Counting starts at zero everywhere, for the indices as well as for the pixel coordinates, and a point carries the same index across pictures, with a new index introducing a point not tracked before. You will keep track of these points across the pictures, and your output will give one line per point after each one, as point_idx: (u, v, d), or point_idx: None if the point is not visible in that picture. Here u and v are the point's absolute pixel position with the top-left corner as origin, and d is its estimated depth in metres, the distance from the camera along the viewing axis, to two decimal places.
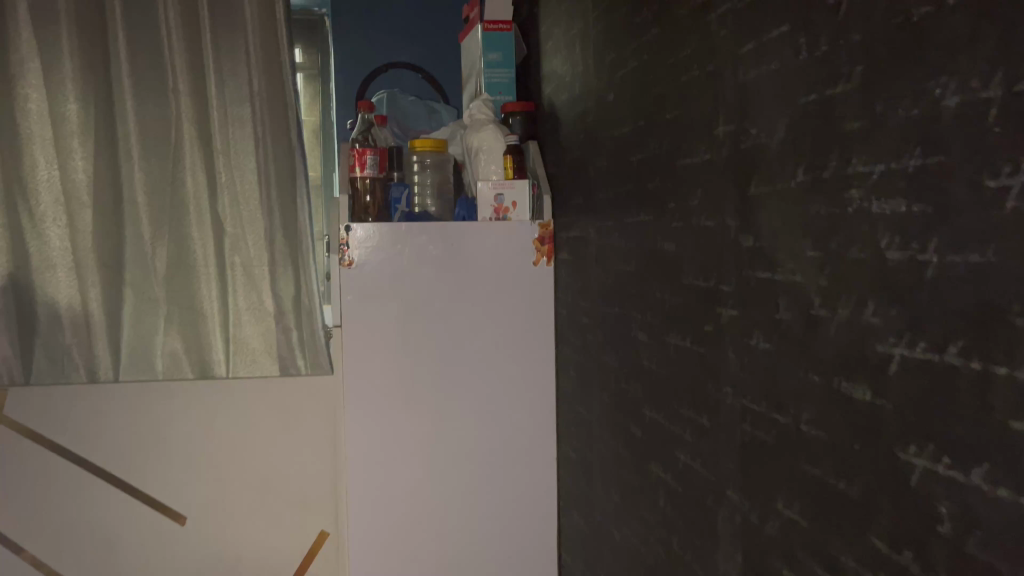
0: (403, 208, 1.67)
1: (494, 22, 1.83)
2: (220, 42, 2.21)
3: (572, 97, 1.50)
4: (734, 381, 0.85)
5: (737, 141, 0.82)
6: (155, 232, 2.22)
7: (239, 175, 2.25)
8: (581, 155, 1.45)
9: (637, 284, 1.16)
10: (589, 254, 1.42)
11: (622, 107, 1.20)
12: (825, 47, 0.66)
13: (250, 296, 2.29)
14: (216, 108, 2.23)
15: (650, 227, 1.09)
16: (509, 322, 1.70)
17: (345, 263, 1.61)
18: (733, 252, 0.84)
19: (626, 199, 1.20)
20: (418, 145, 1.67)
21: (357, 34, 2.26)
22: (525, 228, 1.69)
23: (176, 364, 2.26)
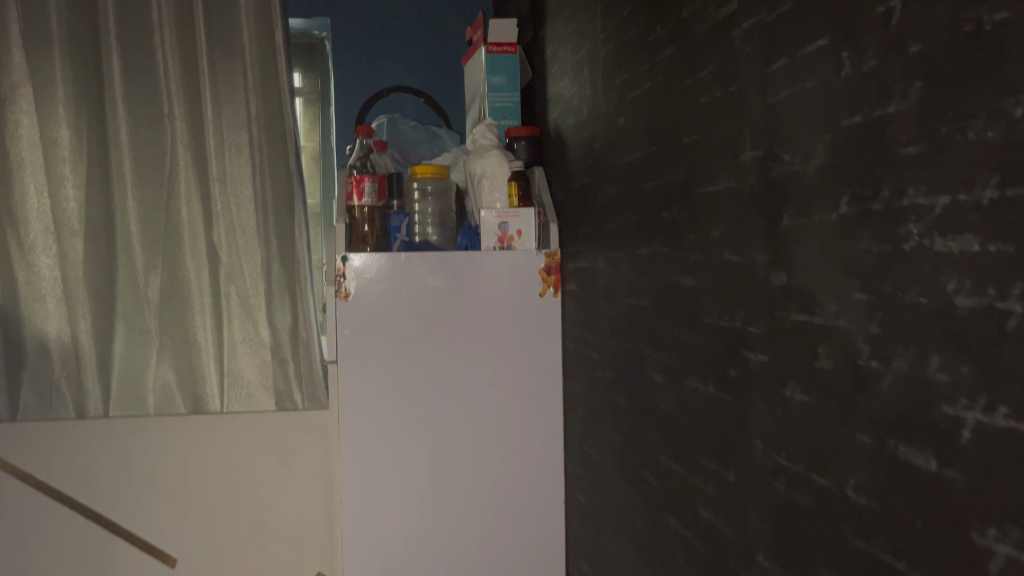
0: (403, 237, 1.58)
1: (498, 44, 1.76)
2: (217, 66, 2.15)
3: (580, 122, 1.43)
4: (765, 435, 0.76)
5: (766, 168, 0.74)
6: (149, 261, 2.14)
7: (235, 202, 2.18)
8: (590, 182, 1.37)
9: (651, 321, 1.07)
10: (599, 287, 1.33)
11: (634, 131, 1.12)
12: (873, 62, 0.58)
13: (245, 326, 2.22)
14: (211, 134, 2.15)
15: (666, 261, 1.01)
16: (514, 356, 1.61)
17: (341, 295, 1.53)
18: (763, 290, 0.76)
19: (639, 230, 1.11)
20: (418, 172, 1.60)
21: (358, 58, 2.20)
22: (530, 258, 1.61)
23: (168, 398, 2.19)
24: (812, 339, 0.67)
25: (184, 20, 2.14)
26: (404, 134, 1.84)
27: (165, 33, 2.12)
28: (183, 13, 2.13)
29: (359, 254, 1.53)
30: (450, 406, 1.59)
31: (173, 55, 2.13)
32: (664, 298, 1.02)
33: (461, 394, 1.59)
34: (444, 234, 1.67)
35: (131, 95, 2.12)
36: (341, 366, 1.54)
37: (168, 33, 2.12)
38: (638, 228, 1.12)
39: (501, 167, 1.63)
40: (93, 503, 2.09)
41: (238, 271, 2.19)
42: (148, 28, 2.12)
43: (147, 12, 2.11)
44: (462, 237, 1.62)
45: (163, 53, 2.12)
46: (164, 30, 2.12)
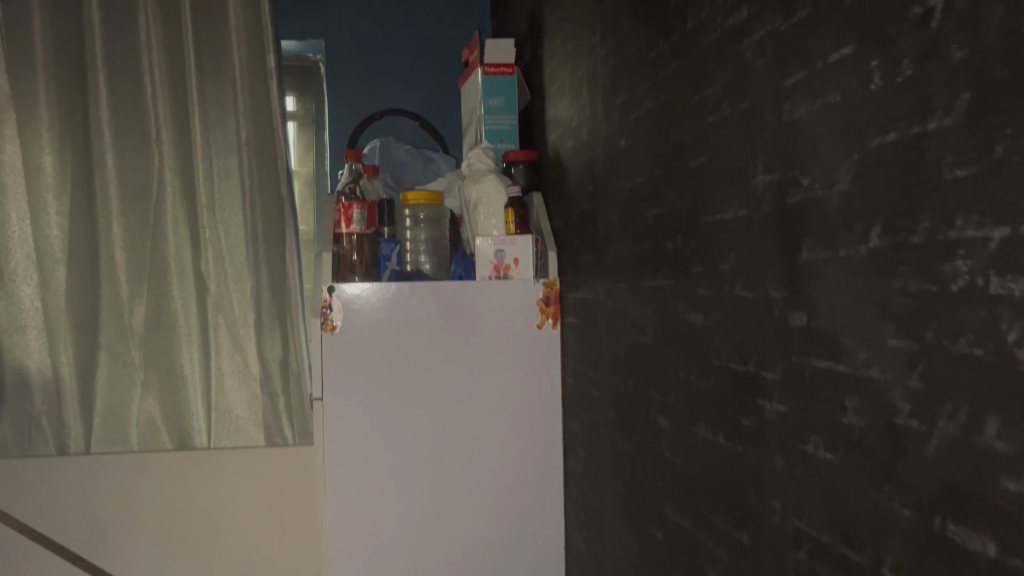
0: (393, 266, 1.51)
1: (495, 65, 1.70)
2: (206, 90, 2.09)
3: (579, 146, 1.35)
4: (783, 495, 0.67)
5: (782, 194, 0.66)
6: (134, 290, 2.06)
7: (223, 228, 2.10)
8: (589, 209, 1.29)
9: (656, 360, 0.98)
10: (599, 320, 1.25)
11: (636, 154, 1.04)
12: (908, 72, 0.50)
13: (233, 359, 2.14)
14: (200, 159, 2.08)
15: (671, 295, 0.92)
16: (510, 392, 1.52)
17: (327, 328, 1.44)
18: (780, 331, 0.67)
19: (642, 260, 1.03)
20: (410, 198, 1.52)
21: (352, 82, 2.14)
22: (527, 287, 1.52)
23: (152, 433, 2.10)
24: (839, 390, 0.58)
25: (173, 42, 2.08)
26: (398, 159, 1.76)
27: (153, 56, 2.06)
28: (172, 35, 2.07)
29: (346, 285, 1.45)
30: (442, 444, 1.50)
31: (161, 78, 2.07)
32: (669, 335, 0.93)
33: (455, 432, 1.50)
34: (436, 261, 1.60)
35: (118, 119, 2.05)
36: (327, 403, 1.45)
37: (156, 56, 2.06)
38: (641, 258, 1.03)
39: (497, 193, 1.56)
40: (73, 543, 2.00)
41: (227, 303, 2.10)
42: (136, 51, 2.06)
43: (135, 35, 2.06)
44: (456, 265, 1.54)
45: (151, 76, 2.06)
46: (152, 53, 2.06)
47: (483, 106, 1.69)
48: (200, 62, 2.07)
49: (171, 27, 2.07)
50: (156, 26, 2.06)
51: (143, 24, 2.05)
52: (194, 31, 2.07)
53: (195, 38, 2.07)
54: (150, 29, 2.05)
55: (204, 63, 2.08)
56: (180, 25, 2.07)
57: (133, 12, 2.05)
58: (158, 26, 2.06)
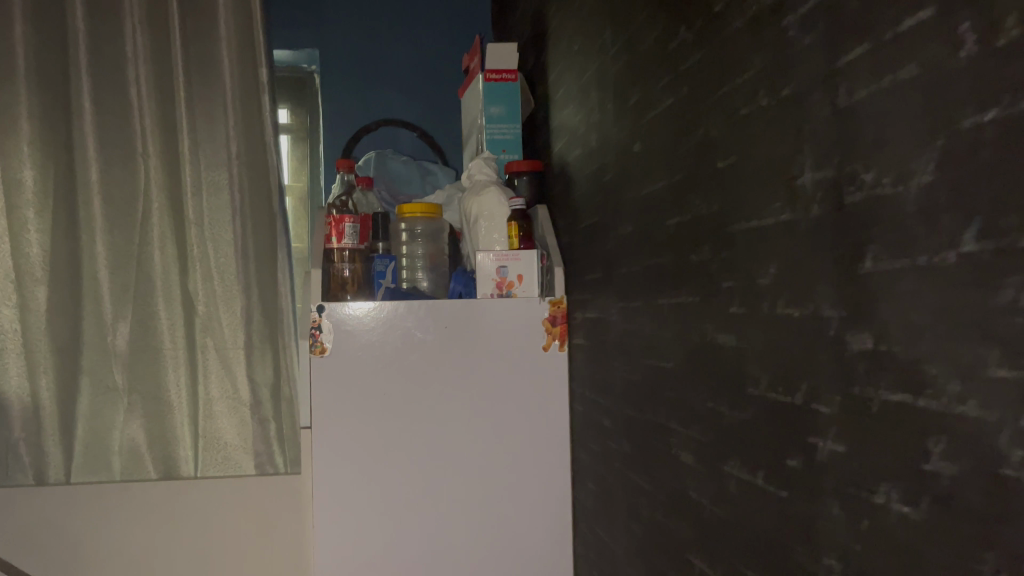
0: (388, 283, 1.39)
1: (496, 71, 1.60)
2: (195, 100, 1.99)
3: (585, 153, 1.25)
4: (843, 552, 0.56)
5: (837, 193, 0.56)
6: (118, 310, 1.95)
7: (213, 245, 1.99)
8: (596, 221, 1.19)
9: (677, 388, 0.87)
10: (610, 343, 1.14)
11: (651, 158, 0.94)
12: (1014, 34, 0.40)
13: (222, 382, 2.01)
14: (188, 173, 1.99)
15: (695, 313, 0.82)
16: (514, 419, 1.41)
17: (316, 351, 1.34)
18: (835, 356, 0.57)
19: (659, 276, 0.92)
20: (406, 211, 1.41)
21: (347, 93, 2.05)
22: (531, 306, 1.41)
23: (136, 462, 1.97)
24: (919, 428, 0.48)
25: (160, 52, 1.98)
26: (394, 171, 1.66)
27: (140, 66, 1.96)
28: (160, 44, 1.98)
29: (336, 304, 1.34)
30: (441, 476, 1.38)
31: (148, 88, 1.97)
32: (693, 360, 0.83)
33: (454, 463, 1.39)
34: (434, 278, 1.48)
35: (102, 132, 1.96)
36: (317, 432, 1.35)
37: (143, 66, 1.96)
38: (657, 274, 0.93)
39: (500, 206, 1.46)
40: None
41: (215, 325, 2.00)
42: (121, 60, 1.97)
43: (121, 44, 1.96)
44: (455, 282, 1.43)
45: (138, 86, 1.97)
46: (139, 63, 1.97)
47: (484, 114, 1.59)
48: (188, 72, 1.98)
49: (159, 36, 1.98)
50: (143, 35, 1.97)
51: (130, 33, 1.96)
52: (183, 40, 1.97)
53: (183, 48, 1.97)
54: (136, 38, 1.96)
55: (193, 73, 1.98)
56: (167, 34, 1.98)
57: (118, 20, 1.96)
58: (144, 35, 1.97)
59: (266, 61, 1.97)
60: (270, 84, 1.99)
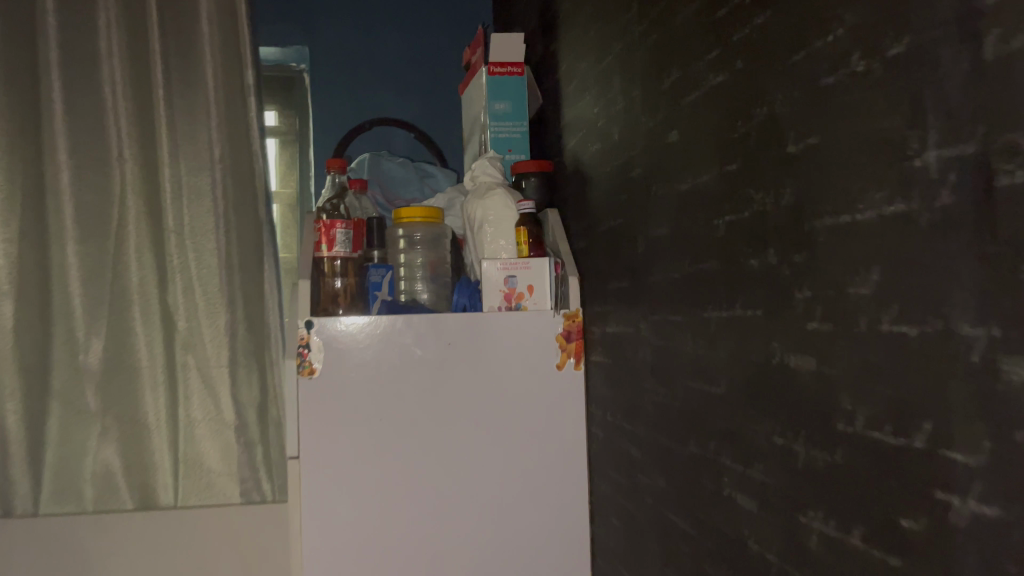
0: (385, 296, 1.26)
1: (501, 64, 1.47)
2: (174, 100, 1.84)
3: (604, 149, 1.12)
4: None
5: (986, 174, 0.43)
6: (91, 325, 1.78)
7: (195, 256, 1.83)
8: (618, 225, 1.06)
9: (731, 420, 0.74)
10: (639, 364, 1.00)
11: (693, 148, 0.81)
12: None
13: (205, 402, 1.84)
14: (168, 177, 1.83)
15: (757, 331, 0.68)
16: (525, 444, 1.27)
17: (305, 372, 1.19)
18: (983, 389, 0.43)
19: (705, 286, 0.79)
20: (403, 214, 1.28)
21: (338, 93, 1.91)
22: (543, 320, 1.27)
23: (110, 490, 1.80)
24: None
25: (137, 47, 1.82)
26: (390, 173, 1.51)
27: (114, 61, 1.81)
28: (136, 39, 1.83)
29: (326, 319, 1.20)
30: (445, 510, 1.24)
31: (124, 86, 1.81)
32: (755, 387, 0.69)
33: (459, 495, 1.24)
34: (435, 290, 1.33)
35: (73, 131, 1.79)
36: (306, 463, 1.20)
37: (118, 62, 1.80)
38: (703, 284, 0.79)
39: (507, 210, 1.33)
40: None
41: (199, 341, 1.83)
42: (94, 55, 1.80)
43: (94, 38, 1.80)
44: (459, 295, 1.28)
45: (112, 84, 1.80)
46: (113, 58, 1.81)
47: (488, 111, 1.46)
48: (168, 70, 1.83)
49: (136, 31, 1.83)
50: (117, 28, 1.81)
51: (103, 26, 1.80)
52: (161, 36, 1.82)
53: (162, 43, 1.83)
54: (111, 32, 1.81)
55: (172, 72, 1.84)
56: (145, 28, 1.83)
57: (92, 12, 1.81)
58: (119, 29, 1.81)
59: (252, 60, 1.84)
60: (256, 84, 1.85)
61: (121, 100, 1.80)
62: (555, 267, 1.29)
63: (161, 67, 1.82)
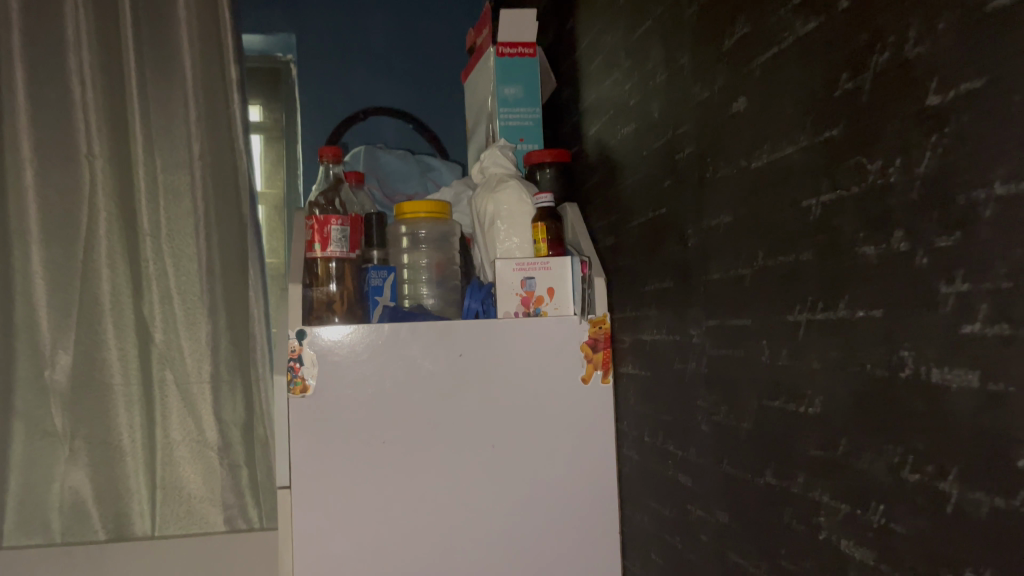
0: (386, 301, 1.12)
1: (510, 44, 1.33)
2: (149, 91, 1.67)
3: (638, 131, 0.98)
4: None
5: None
6: (58, 338, 1.61)
7: (173, 262, 1.68)
8: (659, 217, 0.91)
9: (832, 448, 0.59)
10: (687, 378, 0.86)
11: (770, 116, 0.66)
12: None
13: (184, 422, 1.68)
14: (142, 177, 1.67)
15: (876, 337, 0.54)
16: (547, 468, 1.12)
17: (297, 390, 1.04)
18: None
19: (789, 283, 0.64)
20: (406, 209, 1.14)
21: (328, 84, 1.77)
22: (565, 325, 1.13)
23: (81, 520, 1.63)
24: None
25: (108, 34, 1.66)
26: (388, 166, 1.36)
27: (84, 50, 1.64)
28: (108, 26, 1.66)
29: (320, 328, 1.05)
30: (458, 546, 1.08)
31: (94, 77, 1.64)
32: (873, 409, 0.54)
33: (473, 527, 1.09)
34: (442, 293, 1.18)
35: (37, 123, 1.62)
36: (298, 493, 1.04)
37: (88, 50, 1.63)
38: (786, 280, 0.65)
39: (522, 204, 1.19)
40: None
41: (178, 355, 1.67)
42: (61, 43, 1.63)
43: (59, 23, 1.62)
44: (470, 299, 1.14)
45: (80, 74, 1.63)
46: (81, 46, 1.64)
47: (498, 96, 1.32)
48: (144, 60, 1.67)
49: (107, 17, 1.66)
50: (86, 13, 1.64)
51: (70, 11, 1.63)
52: (135, 24, 1.66)
53: (136, 31, 1.67)
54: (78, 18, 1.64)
55: (148, 62, 1.68)
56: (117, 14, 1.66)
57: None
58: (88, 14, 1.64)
59: (235, 52, 1.68)
60: (241, 76, 1.69)
61: (91, 92, 1.64)
62: (582, 267, 1.13)
63: (135, 57, 1.66)
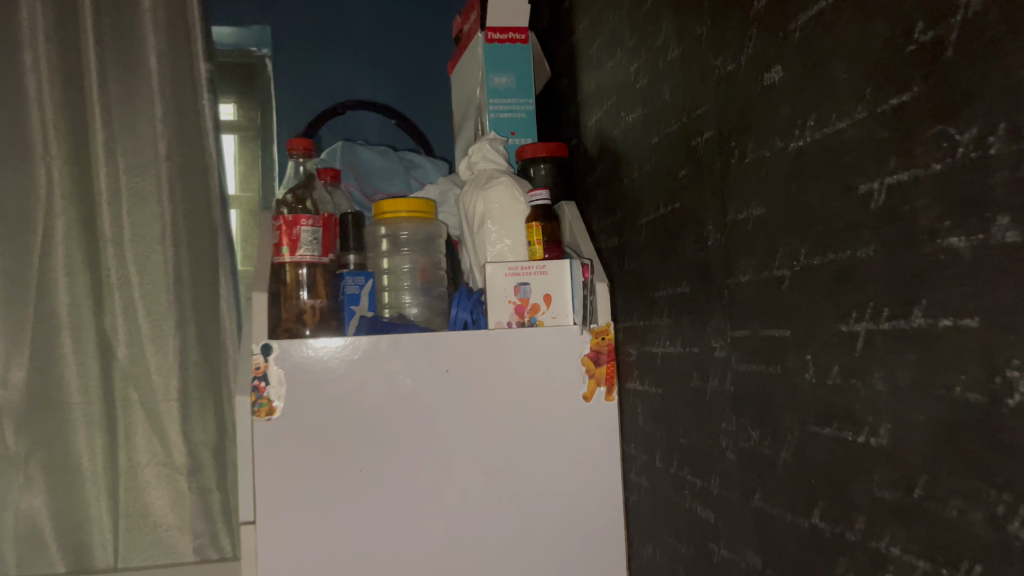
0: (363, 311, 1.00)
1: (501, 29, 1.21)
2: (110, 84, 1.54)
3: (645, 117, 0.87)
4: None
5: None
6: (11, 351, 1.44)
7: (138, 271, 1.55)
8: (672, 213, 0.80)
9: (904, 489, 0.48)
10: (707, 397, 0.74)
11: (815, 84, 0.55)
12: None
13: (150, 443, 1.55)
14: (104, 178, 1.53)
15: (969, 351, 0.42)
16: (546, 496, 1.00)
17: (262, 412, 0.92)
18: None
19: (842, 286, 0.53)
20: (386, 207, 1.02)
21: (305, 80, 1.65)
22: (563, 336, 1.01)
23: (36, 552, 1.46)
24: None
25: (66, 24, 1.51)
26: (368, 162, 1.23)
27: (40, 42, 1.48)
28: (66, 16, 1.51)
29: (288, 342, 0.93)
30: None
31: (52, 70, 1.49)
32: (966, 445, 0.43)
33: (464, 564, 0.96)
34: (426, 302, 1.05)
35: None
36: (264, 529, 0.91)
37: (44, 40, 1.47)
38: (838, 282, 0.53)
39: (515, 202, 1.08)
40: None
41: (143, 371, 1.54)
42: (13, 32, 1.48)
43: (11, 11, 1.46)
44: (456, 307, 1.02)
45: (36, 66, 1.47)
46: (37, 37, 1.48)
47: (488, 86, 1.20)
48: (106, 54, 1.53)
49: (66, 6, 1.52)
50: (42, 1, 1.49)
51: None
52: (98, 14, 1.53)
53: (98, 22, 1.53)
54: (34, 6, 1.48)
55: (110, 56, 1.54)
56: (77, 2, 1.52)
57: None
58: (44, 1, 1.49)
59: (206, 52, 1.56)
60: (210, 74, 1.57)
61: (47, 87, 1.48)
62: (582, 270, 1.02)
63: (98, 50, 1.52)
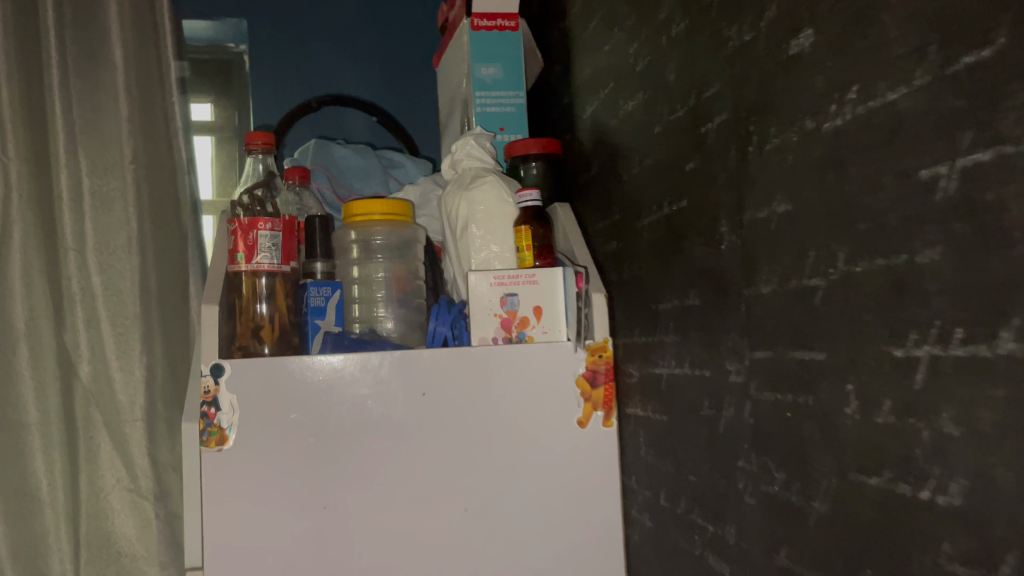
0: (330, 325, 0.89)
1: (489, 14, 1.10)
2: (72, 72, 1.35)
3: (647, 103, 0.75)
4: None
5: None
6: None
7: (102, 280, 1.35)
8: (679, 212, 0.69)
9: (986, 567, 0.37)
10: (722, 428, 0.63)
11: (857, 46, 0.44)
12: None
13: (114, 465, 1.35)
14: (64, 179, 1.34)
15: None
16: (535, 535, 0.88)
17: (212, 441, 0.81)
18: None
19: (897, 299, 0.41)
20: (356, 209, 0.91)
21: (283, 77, 1.54)
22: (555, 354, 0.89)
23: None
24: None
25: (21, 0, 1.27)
26: (342, 161, 1.12)
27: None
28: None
29: (242, 362, 0.82)
30: None
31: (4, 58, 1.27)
32: None
33: None
34: (402, 316, 0.94)
35: None
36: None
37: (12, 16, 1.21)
38: (891, 294, 0.42)
39: (502, 203, 0.98)
40: None
41: (108, 391, 1.35)
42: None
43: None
44: (434, 321, 0.90)
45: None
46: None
47: (474, 77, 1.09)
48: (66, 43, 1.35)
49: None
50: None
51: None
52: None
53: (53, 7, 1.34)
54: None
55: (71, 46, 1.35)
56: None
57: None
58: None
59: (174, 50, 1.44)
60: (181, 73, 1.45)
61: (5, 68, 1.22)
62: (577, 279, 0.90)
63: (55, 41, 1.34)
